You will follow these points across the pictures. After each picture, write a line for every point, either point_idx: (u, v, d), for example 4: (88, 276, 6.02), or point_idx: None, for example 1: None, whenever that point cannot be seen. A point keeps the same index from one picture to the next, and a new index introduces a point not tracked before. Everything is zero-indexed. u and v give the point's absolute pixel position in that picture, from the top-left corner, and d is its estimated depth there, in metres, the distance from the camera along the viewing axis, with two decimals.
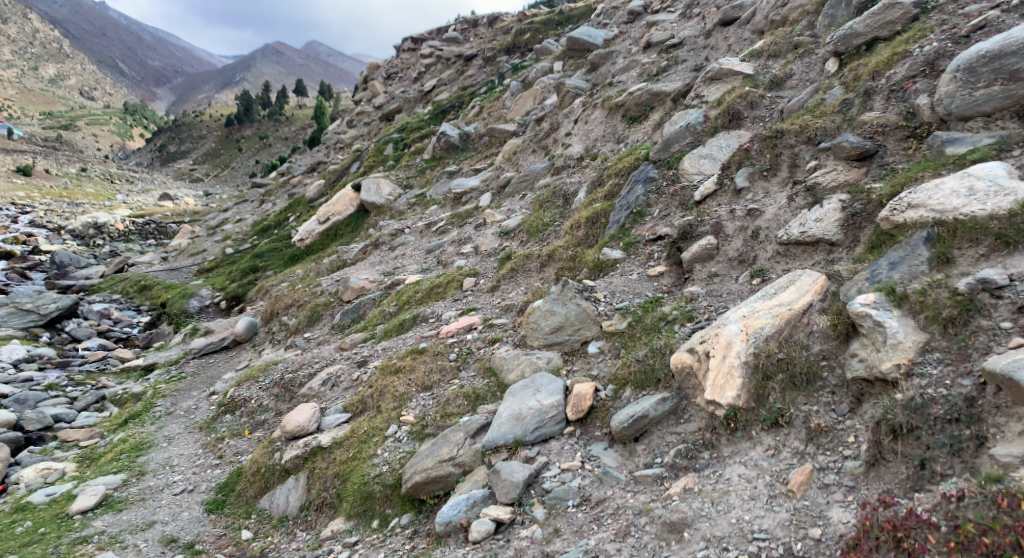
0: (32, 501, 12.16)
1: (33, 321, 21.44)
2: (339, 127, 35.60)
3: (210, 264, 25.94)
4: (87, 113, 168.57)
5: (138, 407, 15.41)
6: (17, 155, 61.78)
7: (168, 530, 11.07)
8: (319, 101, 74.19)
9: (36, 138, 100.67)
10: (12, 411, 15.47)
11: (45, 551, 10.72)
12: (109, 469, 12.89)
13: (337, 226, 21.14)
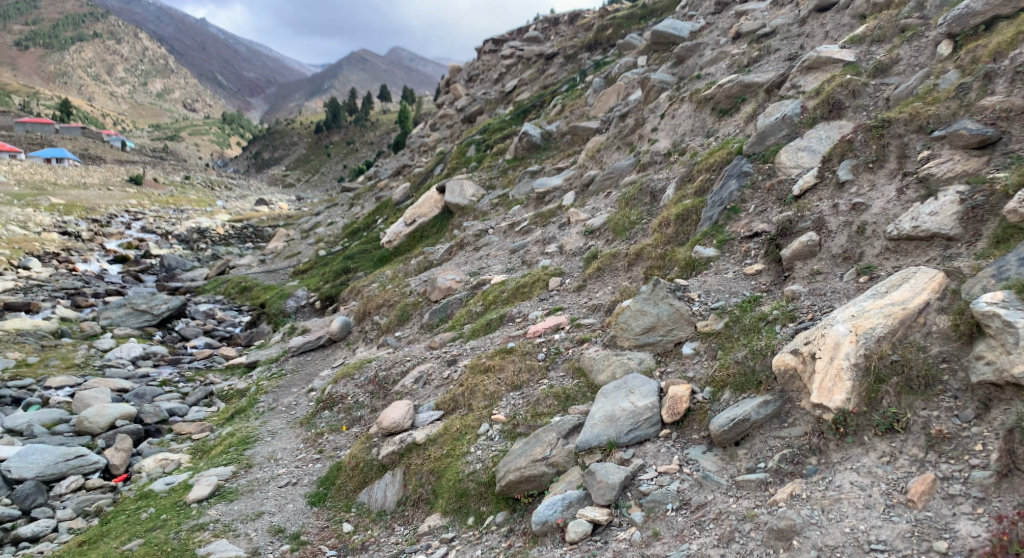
0: (153, 489, 12.98)
1: (147, 320, 23.01)
2: (422, 130, 36.13)
3: (304, 266, 26.83)
4: (189, 125, 178.13)
5: (244, 403, 16.15)
6: (127, 166, 65.71)
7: (276, 521, 11.50)
8: (402, 105, 75.62)
9: (143, 149, 106.78)
10: (132, 405, 16.59)
11: (168, 536, 11.33)
12: (220, 461, 13.58)
13: (423, 227, 21.52)
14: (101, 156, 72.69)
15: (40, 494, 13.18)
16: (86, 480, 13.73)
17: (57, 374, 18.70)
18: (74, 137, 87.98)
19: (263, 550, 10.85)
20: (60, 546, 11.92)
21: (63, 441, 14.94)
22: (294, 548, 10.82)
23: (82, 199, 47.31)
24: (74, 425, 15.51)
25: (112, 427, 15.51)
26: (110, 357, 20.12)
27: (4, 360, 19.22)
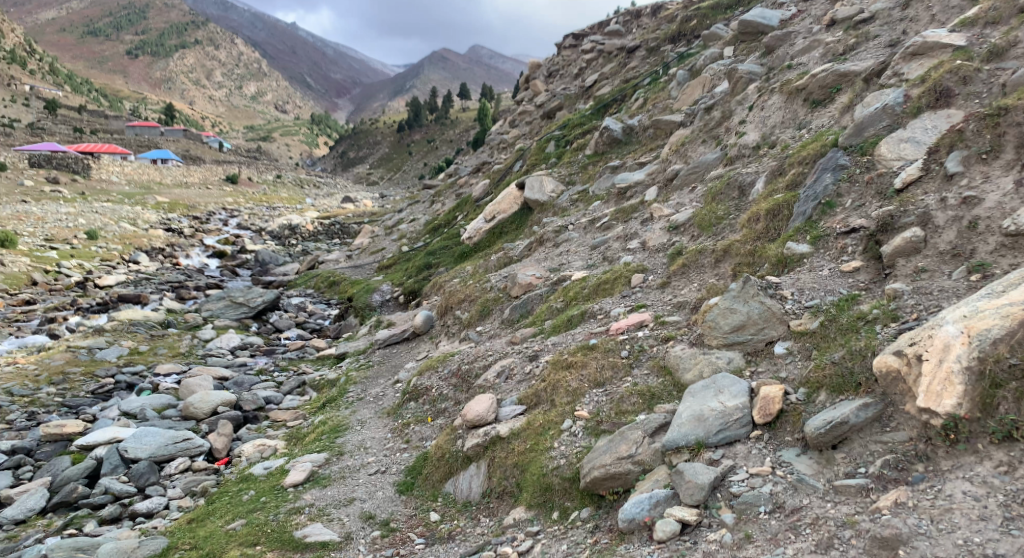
0: (253, 473, 13.64)
1: (244, 312, 24.27)
2: (502, 127, 36.22)
3: (388, 261, 27.41)
4: (279, 127, 184.89)
5: (335, 393, 16.78)
6: (224, 165, 68.79)
7: (367, 507, 11.84)
8: (482, 102, 76.18)
9: (238, 150, 111.59)
10: (232, 392, 17.52)
11: (267, 518, 11.83)
12: (314, 448, 14.15)
13: (502, 224, 21.61)
14: (200, 157, 76.35)
15: (153, 473, 14.12)
16: (192, 462, 14.62)
17: (165, 361, 20.20)
18: (176, 139, 92.82)
19: (355, 536, 11.19)
20: (171, 523, 12.59)
21: (171, 425, 15.98)
22: (384, 535, 11.12)
23: (183, 197, 49.81)
24: (182, 410, 16.55)
25: (214, 413, 16.44)
26: (211, 346, 21.43)
27: (118, 349, 20.72)
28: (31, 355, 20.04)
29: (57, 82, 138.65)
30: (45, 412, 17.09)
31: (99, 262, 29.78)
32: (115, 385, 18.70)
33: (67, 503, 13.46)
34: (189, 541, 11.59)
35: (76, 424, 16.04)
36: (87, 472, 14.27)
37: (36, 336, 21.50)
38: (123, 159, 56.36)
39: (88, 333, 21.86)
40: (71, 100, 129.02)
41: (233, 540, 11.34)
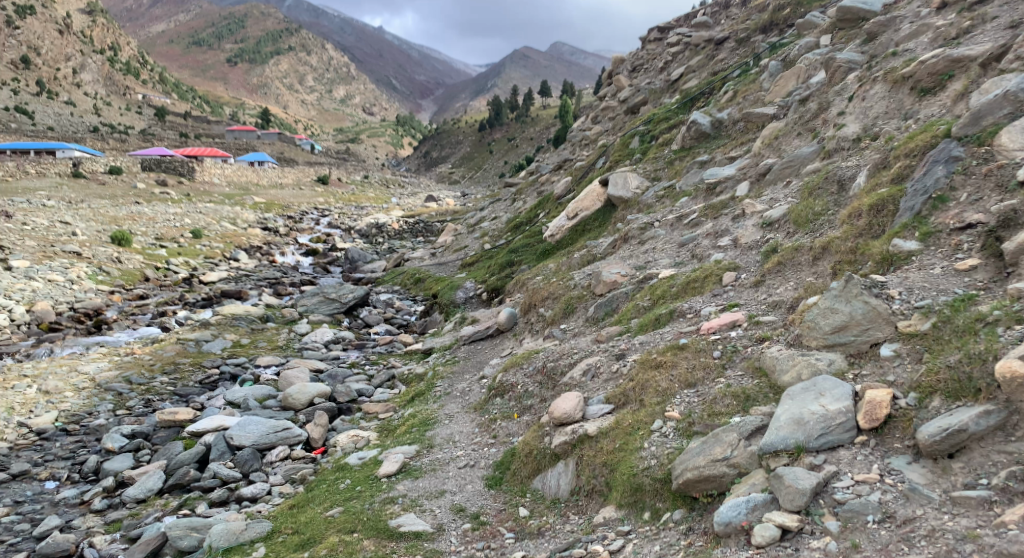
0: (348, 463, 14.22)
1: (337, 307, 25.22)
2: (584, 123, 35.88)
3: (471, 259, 27.63)
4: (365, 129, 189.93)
5: (423, 387, 17.10)
6: (315, 166, 71.21)
7: (458, 500, 12.20)
8: (564, 99, 75.91)
9: (328, 152, 115.45)
10: (326, 384, 18.21)
11: (363, 506, 12.31)
12: (405, 440, 14.53)
13: (585, 221, 21.43)
14: (293, 158, 79.33)
15: (256, 460, 14.87)
16: (292, 450, 15.30)
17: (264, 353, 21.23)
18: (272, 142, 96.92)
19: (447, 527, 11.55)
20: (274, 507, 13.28)
21: (271, 414, 16.84)
22: (475, 528, 11.42)
23: (277, 198, 51.78)
24: (281, 401, 17.39)
25: (311, 404, 17.21)
26: (307, 340, 22.25)
27: (223, 342, 21.99)
28: (146, 346, 21.38)
29: (164, 91, 147.16)
30: (159, 400, 18.30)
31: (203, 259, 31.46)
32: (220, 375, 19.79)
33: (180, 485, 14.45)
34: (291, 526, 12.22)
35: (188, 412, 17.25)
36: (198, 456, 15.19)
37: (150, 329, 23.01)
38: (224, 162, 59.12)
39: (196, 326, 23.31)
40: (176, 109, 136.59)
41: (332, 527, 11.83)
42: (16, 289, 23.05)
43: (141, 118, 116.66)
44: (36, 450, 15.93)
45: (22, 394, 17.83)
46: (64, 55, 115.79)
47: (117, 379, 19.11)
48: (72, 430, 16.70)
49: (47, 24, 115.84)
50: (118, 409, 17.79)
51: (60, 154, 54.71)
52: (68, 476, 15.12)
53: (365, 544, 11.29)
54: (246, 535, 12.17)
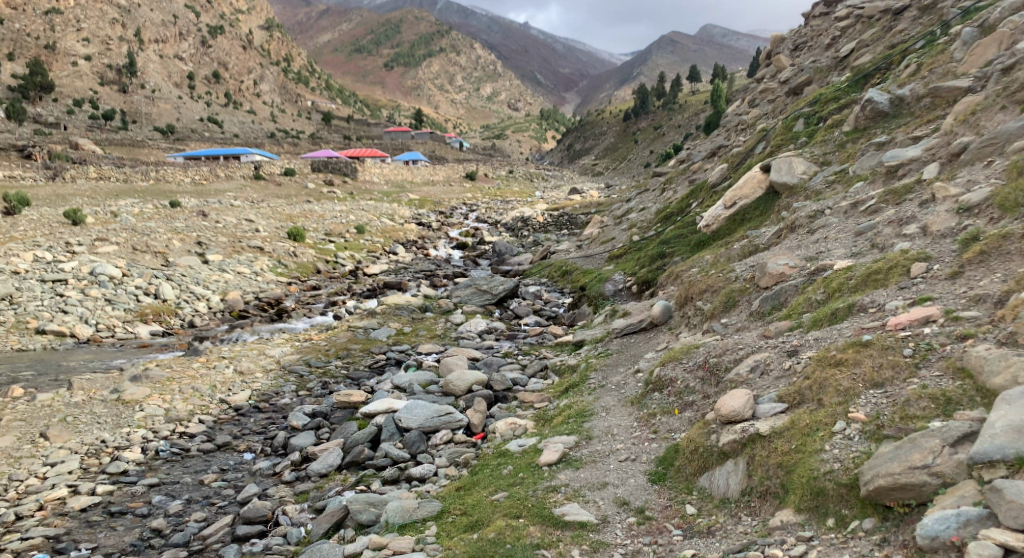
0: (509, 449, 14.48)
1: (488, 298, 25.90)
2: (740, 107, 34.21)
3: (619, 251, 27.16)
4: (511, 125, 193.44)
5: (577, 378, 17.03)
6: (465, 164, 73.21)
7: (621, 493, 12.18)
8: (718, 83, 72.48)
9: (475, 148, 118.49)
10: (483, 372, 18.59)
11: (527, 493, 12.59)
12: (563, 430, 14.56)
13: (744, 210, 20.51)
14: (443, 157, 82.06)
15: (422, 442, 15.40)
16: (454, 434, 15.72)
17: (425, 342, 21.95)
18: (426, 141, 101.06)
19: (611, 520, 11.65)
20: (441, 488, 13.82)
21: (434, 399, 17.37)
22: (640, 523, 11.47)
23: (430, 195, 53.74)
24: (443, 386, 17.90)
25: (470, 390, 17.58)
26: (462, 329, 22.83)
27: (388, 330, 23.01)
28: (321, 332, 22.88)
29: (329, 97, 157.38)
30: (334, 382, 19.37)
31: (366, 253, 33.45)
32: (386, 360, 20.75)
33: (356, 462, 15.20)
34: (459, 507, 12.70)
35: (361, 394, 18.03)
36: (371, 436, 15.89)
37: (323, 317, 24.64)
38: (382, 162, 62.06)
39: (364, 314, 24.63)
40: (340, 113, 145.71)
41: (498, 511, 12.23)
42: (211, 280, 26.23)
43: (310, 124, 125.64)
44: (234, 425, 17.26)
45: (221, 372, 19.45)
46: (246, 69, 126.78)
47: (299, 362, 20.52)
48: (263, 408, 18.01)
49: (231, 42, 127.70)
50: (300, 390, 18.99)
51: (243, 157, 59.66)
52: (262, 449, 16.25)
53: (531, 530, 11.65)
54: (418, 513, 12.80)
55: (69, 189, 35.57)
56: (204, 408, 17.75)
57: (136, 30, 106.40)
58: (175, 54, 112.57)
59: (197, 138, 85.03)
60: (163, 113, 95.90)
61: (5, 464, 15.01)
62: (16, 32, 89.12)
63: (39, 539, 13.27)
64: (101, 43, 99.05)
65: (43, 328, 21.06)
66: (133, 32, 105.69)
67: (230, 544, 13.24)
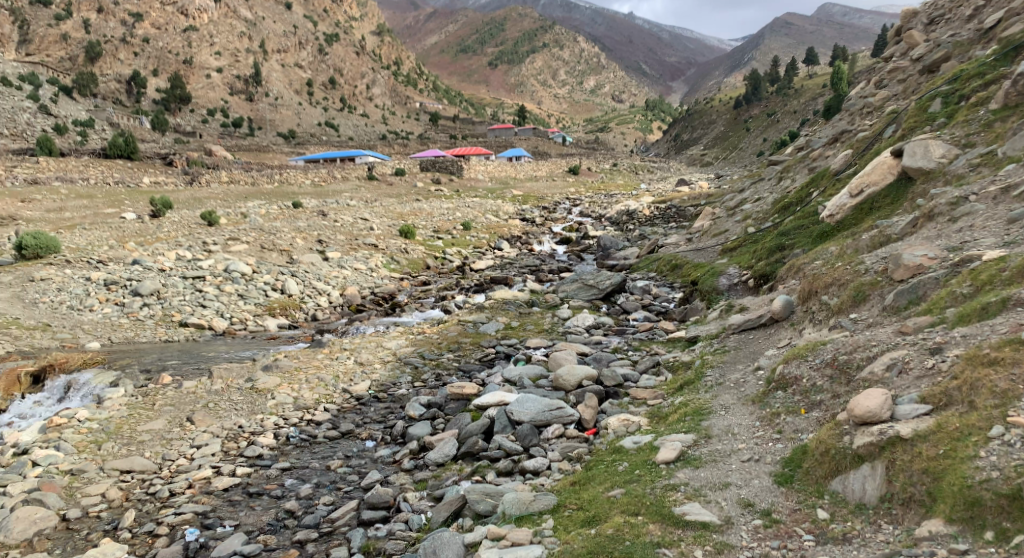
0: (624, 446, 14.23)
1: (595, 293, 25.65)
2: (866, 89, 32.25)
3: (733, 243, 26.19)
4: (615, 117, 191.39)
5: (692, 375, 16.52)
6: (569, 158, 72.75)
7: (745, 494, 11.97)
8: (840, 65, 68.71)
9: (579, 142, 117.65)
10: (593, 368, 18.32)
11: (645, 490, 12.49)
12: (680, 428, 14.16)
13: (873, 198, 19.29)
14: (548, 152, 82.02)
15: (534, 436, 15.29)
16: (565, 429, 15.53)
17: (533, 336, 21.88)
18: (530, 137, 100.83)
19: (736, 521, 11.52)
20: (556, 482, 13.79)
21: (544, 394, 17.23)
22: (767, 525, 11.35)
23: (535, 190, 53.81)
24: (553, 381, 17.74)
25: (579, 386, 17.25)
26: (569, 325, 22.60)
27: (496, 324, 23.09)
28: (433, 326, 23.24)
29: (437, 97, 160.65)
30: (447, 374, 19.62)
31: (473, 249, 33.83)
32: (496, 354, 20.85)
33: (471, 453, 15.26)
34: (575, 502, 12.75)
35: (473, 386, 18.08)
36: (483, 428, 15.87)
37: (434, 312, 25.05)
38: (488, 159, 62.56)
39: (473, 309, 24.84)
40: (448, 113, 148.47)
41: (615, 507, 12.22)
42: (332, 275, 27.17)
43: (418, 124, 128.74)
44: (356, 413, 17.75)
45: (343, 363, 20.11)
46: (359, 73, 130.89)
47: (414, 354, 20.91)
48: (382, 398, 18.43)
49: (345, 48, 132.08)
50: (416, 381, 19.32)
51: (357, 159, 61.61)
52: (382, 437, 16.63)
53: (650, 528, 11.65)
54: (535, 506, 12.93)
55: (203, 192, 37.81)
56: (329, 396, 18.36)
57: (261, 41, 111.91)
58: (295, 63, 117.85)
59: (316, 142, 88.44)
60: (285, 119, 100.71)
61: (158, 445, 16.02)
62: (159, 49, 95.91)
63: (190, 515, 14.04)
64: (231, 56, 104.58)
65: (186, 321, 22.54)
66: (259, 44, 111.35)
67: (357, 528, 13.60)
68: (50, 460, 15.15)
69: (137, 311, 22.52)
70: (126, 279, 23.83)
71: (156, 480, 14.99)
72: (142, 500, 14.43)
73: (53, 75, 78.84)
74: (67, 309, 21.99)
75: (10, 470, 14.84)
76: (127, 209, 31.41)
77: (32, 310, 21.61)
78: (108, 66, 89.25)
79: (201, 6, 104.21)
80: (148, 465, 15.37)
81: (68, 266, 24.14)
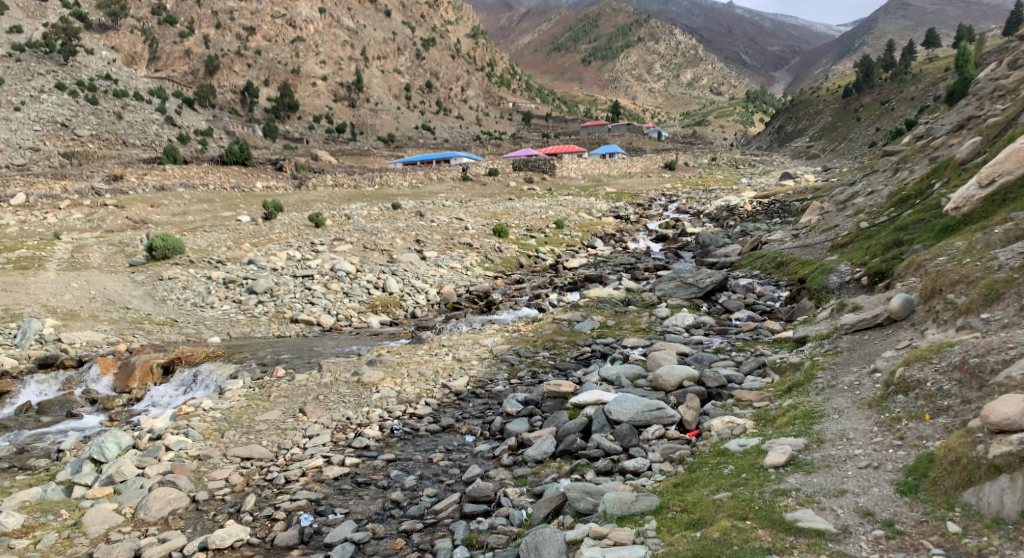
0: (728, 449, 13.78)
1: (695, 292, 25.05)
2: (997, 71, 30.15)
3: (844, 239, 24.97)
4: (714, 110, 187.13)
5: (801, 377, 15.77)
6: (665, 154, 71.44)
7: (862, 502, 11.58)
8: (967, 45, 64.62)
9: (676, 137, 115.62)
10: (694, 368, 17.81)
11: (753, 495, 12.19)
12: (789, 431, 13.60)
13: (1006, 189, 18.03)
14: (643, 148, 80.94)
15: (634, 436, 14.99)
16: (666, 430, 15.14)
17: (631, 335, 21.49)
18: (623, 134, 99.58)
19: (854, 531, 11.20)
20: (657, 483, 13.51)
21: (643, 394, 16.88)
22: (889, 537, 11.01)
23: (630, 187, 53.19)
24: (652, 381, 17.35)
25: (680, 387, 16.82)
26: (668, 324, 22.09)
27: (592, 322, 22.82)
28: (529, 324, 23.22)
29: (531, 96, 161.41)
30: (543, 372, 19.54)
31: (566, 247, 33.68)
32: (592, 352, 20.59)
33: (569, 451, 15.14)
34: (679, 503, 12.52)
35: (570, 385, 17.91)
36: (582, 427, 15.68)
37: (528, 310, 25.05)
38: (583, 156, 62.28)
39: (568, 307, 24.66)
40: (542, 111, 148.94)
41: (722, 511, 12.01)
42: (429, 274, 27.56)
43: (513, 124, 129.76)
44: (456, 408, 17.89)
45: (443, 359, 20.35)
46: (455, 75, 132.73)
47: (510, 351, 20.93)
48: (480, 394, 18.52)
49: (441, 51, 134.34)
50: (512, 378, 19.33)
51: (453, 161, 62.52)
52: (481, 432, 16.70)
53: (759, 534, 11.47)
54: (636, 506, 12.72)
55: (311, 195, 39.23)
56: (429, 391, 18.60)
57: (362, 49, 115.45)
58: (395, 68, 120.20)
59: (414, 145, 90.45)
60: (384, 123, 103.58)
61: (275, 433, 16.65)
62: (270, 60, 100.32)
63: (304, 501, 14.50)
64: (335, 64, 108.22)
65: (296, 317, 23.40)
66: (360, 51, 114.84)
67: (459, 520, 13.74)
68: (181, 445, 15.97)
69: (253, 308, 23.60)
70: (242, 278, 25.00)
71: (273, 467, 15.56)
72: (261, 486, 15.00)
73: (176, 88, 83.79)
74: (191, 306, 23.40)
75: (147, 453, 15.71)
76: (242, 212, 32.93)
77: (162, 307, 23.18)
78: (224, 78, 94.19)
79: (308, 17, 108.37)
80: (265, 453, 15.99)
81: (191, 266, 25.51)
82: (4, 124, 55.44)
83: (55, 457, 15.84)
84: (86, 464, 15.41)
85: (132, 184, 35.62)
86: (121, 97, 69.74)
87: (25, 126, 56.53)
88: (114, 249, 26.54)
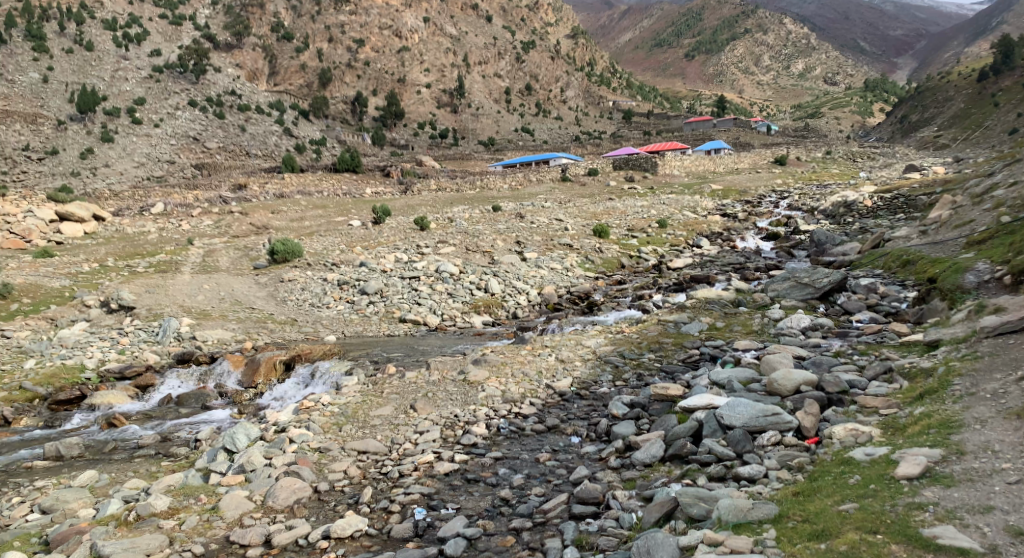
0: (853, 457, 12.90)
1: (810, 292, 23.88)
2: None
3: (981, 236, 23.18)
4: (827, 101, 179.39)
5: (935, 383, 14.60)
6: (775, 149, 68.90)
7: (1013, 520, 10.83)
8: None
9: (789, 132, 111.34)
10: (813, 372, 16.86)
11: (884, 507, 11.50)
12: (922, 441, 12.66)
13: None
14: (752, 144, 78.36)
15: (748, 442, 14.29)
16: (783, 436, 14.34)
17: (742, 338, 20.66)
18: (730, 129, 96.86)
19: (1004, 551, 10.52)
20: (774, 491, 12.80)
21: (757, 399, 16.10)
22: None
23: (738, 184, 51.54)
24: (766, 385, 16.52)
25: (798, 392, 15.95)
26: (782, 325, 21.09)
27: (700, 324, 22.10)
28: (633, 325, 22.73)
29: (632, 94, 159.53)
30: (649, 374, 19.04)
31: (670, 247, 32.91)
32: (700, 355, 19.89)
33: (680, 456, 14.61)
34: (800, 513, 11.88)
35: (678, 388, 17.31)
36: (692, 431, 15.11)
37: (632, 310, 24.54)
38: (688, 154, 60.86)
39: (673, 309, 23.95)
40: (643, 108, 146.99)
41: (849, 523, 11.40)
42: (530, 275, 27.49)
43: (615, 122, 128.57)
44: (561, 409, 17.66)
45: (546, 359, 20.16)
46: (557, 76, 132.69)
47: (614, 353, 20.53)
48: (585, 395, 18.22)
49: (543, 53, 134.60)
50: (617, 380, 18.93)
51: (556, 162, 62.47)
52: (587, 434, 16.40)
53: (893, 549, 10.89)
54: (753, 514, 12.10)
55: (416, 199, 40.05)
56: (534, 391, 18.45)
57: (465, 54, 117.22)
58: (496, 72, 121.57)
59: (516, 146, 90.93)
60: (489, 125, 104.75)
61: (388, 429, 16.91)
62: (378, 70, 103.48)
63: (417, 495, 14.64)
64: (439, 70, 110.35)
65: (405, 317, 23.83)
66: (463, 57, 116.65)
67: (569, 521, 13.50)
68: (303, 437, 16.45)
69: (365, 308, 24.20)
70: (355, 279, 25.68)
71: (387, 461, 15.80)
72: (377, 479, 15.24)
73: (292, 100, 87.70)
74: (309, 307, 24.23)
75: (273, 444, 16.26)
76: (353, 217, 33.94)
77: (282, 307, 24.13)
78: (336, 89, 97.91)
79: (413, 26, 111.28)
80: (380, 447, 16.24)
81: (308, 268, 26.44)
82: (146, 140, 61.26)
83: (194, 446, 16.68)
84: (219, 453, 16.10)
85: (254, 193, 37.41)
86: (245, 110, 73.65)
87: (162, 142, 61.89)
88: (240, 252, 27.87)
